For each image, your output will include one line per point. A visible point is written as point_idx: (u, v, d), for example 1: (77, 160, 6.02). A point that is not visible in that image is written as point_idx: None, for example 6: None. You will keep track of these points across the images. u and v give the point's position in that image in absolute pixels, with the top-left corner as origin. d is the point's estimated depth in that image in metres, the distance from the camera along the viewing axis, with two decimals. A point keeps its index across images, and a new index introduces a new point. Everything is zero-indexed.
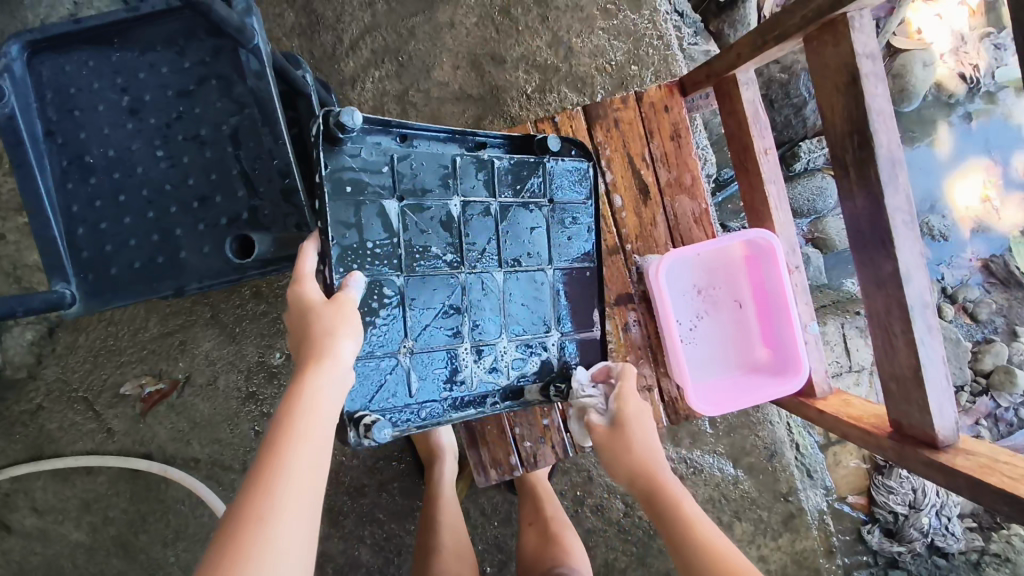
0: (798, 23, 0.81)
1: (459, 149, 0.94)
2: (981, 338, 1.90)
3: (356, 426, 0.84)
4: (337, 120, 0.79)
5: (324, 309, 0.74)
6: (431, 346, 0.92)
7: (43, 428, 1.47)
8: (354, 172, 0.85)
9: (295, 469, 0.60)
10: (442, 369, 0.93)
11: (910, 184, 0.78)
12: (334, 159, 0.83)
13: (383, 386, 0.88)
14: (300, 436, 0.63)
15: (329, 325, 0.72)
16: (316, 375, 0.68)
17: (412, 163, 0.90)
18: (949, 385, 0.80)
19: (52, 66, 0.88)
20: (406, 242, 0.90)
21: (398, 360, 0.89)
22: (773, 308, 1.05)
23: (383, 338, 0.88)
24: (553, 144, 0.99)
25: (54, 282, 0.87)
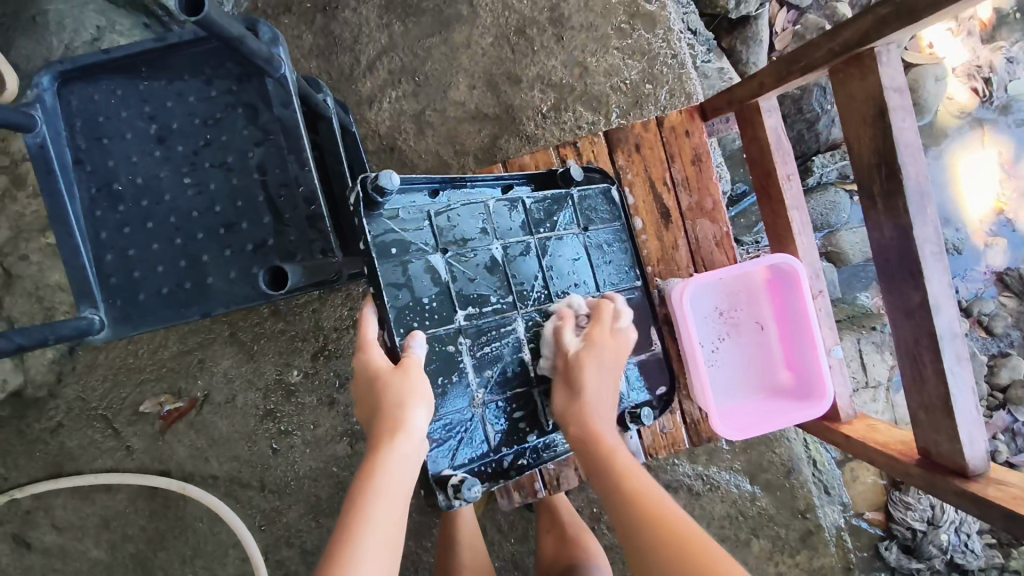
0: (824, 57, 0.81)
1: (489, 193, 0.99)
2: (997, 351, 1.89)
3: (444, 488, 0.92)
4: (373, 184, 0.84)
5: (393, 376, 0.80)
6: (501, 387, 0.98)
7: (63, 446, 1.48)
8: (395, 234, 0.90)
9: (373, 531, 0.68)
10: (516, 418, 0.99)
11: (938, 215, 0.78)
12: (376, 224, 0.89)
13: (464, 441, 0.95)
14: (380, 501, 0.71)
15: (400, 395, 0.79)
16: (392, 445, 0.76)
17: (450, 213, 0.95)
18: (980, 415, 0.80)
19: (81, 95, 0.90)
20: (458, 289, 0.95)
21: (473, 412, 0.95)
22: (796, 331, 1.05)
23: (455, 394, 0.94)
24: (576, 175, 1.05)
25: (83, 309, 0.88)
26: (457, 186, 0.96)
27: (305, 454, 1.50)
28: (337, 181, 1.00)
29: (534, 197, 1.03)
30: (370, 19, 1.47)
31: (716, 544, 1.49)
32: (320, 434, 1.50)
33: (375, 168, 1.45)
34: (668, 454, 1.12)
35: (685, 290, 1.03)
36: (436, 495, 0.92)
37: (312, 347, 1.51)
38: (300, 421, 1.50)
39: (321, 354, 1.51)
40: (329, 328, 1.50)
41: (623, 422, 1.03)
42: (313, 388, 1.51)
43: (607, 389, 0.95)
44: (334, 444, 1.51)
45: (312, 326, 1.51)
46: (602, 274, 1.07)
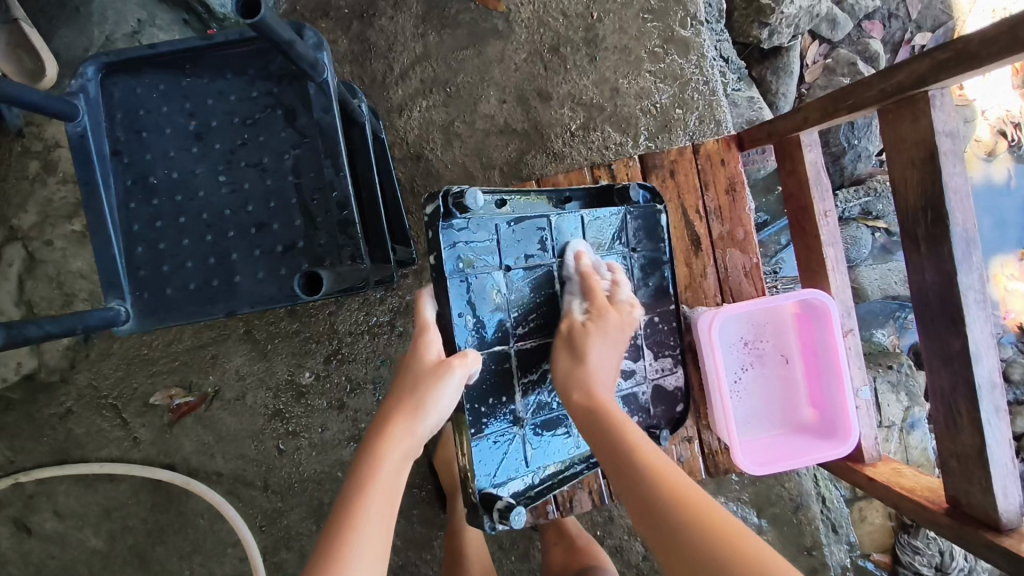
0: (875, 96, 0.81)
1: (551, 210, 1.00)
2: (1012, 398, 1.85)
3: (490, 512, 0.95)
4: (456, 198, 0.90)
5: (422, 383, 0.84)
6: (540, 407, 1.00)
7: (71, 433, 1.48)
8: (464, 247, 0.92)
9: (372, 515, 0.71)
10: (551, 440, 1.02)
11: (983, 261, 0.77)
12: (448, 236, 0.91)
13: (505, 460, 0.98)
14: (383, 487, 0.74)
15: (421, 400, 0.83)
16: (402, 440, 0.80)
17: (513, 228, 0.97)
18: (1015, 467, 0.79)
19: (123, 88, 0.90)
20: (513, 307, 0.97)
21: (515, 433, 0.98)
22: (823, 367, 1.04)
23: (497, 419, 0.97)
24: (640, 196, 1.08)
25: (109, 300, 0.88)
26: (522, 198, 0.98)
27: (311, 457, 1.50)
28: (366, 186, 1.00)
29: (589, 213, 1.04)
30: (406, 28, 1.48)
31: None
32: (327, 438, 1.49)
33: (401, 175, 1.46)
34: None
35: (714, 321, 1.02)
36: (481, 517, 0.95)
37: (326, 349, 1.50)
38: (308, 423, 1.50)
39: (335, 357, 1.50)
40: (344, 332, 1.50)
41: None
42: (324, 391, 1.50)
43: (609, 368, 0.91)
44: (341, 448, 1.50)
45: (327, 328, 1.50)
46: (639, 295, 1.08)
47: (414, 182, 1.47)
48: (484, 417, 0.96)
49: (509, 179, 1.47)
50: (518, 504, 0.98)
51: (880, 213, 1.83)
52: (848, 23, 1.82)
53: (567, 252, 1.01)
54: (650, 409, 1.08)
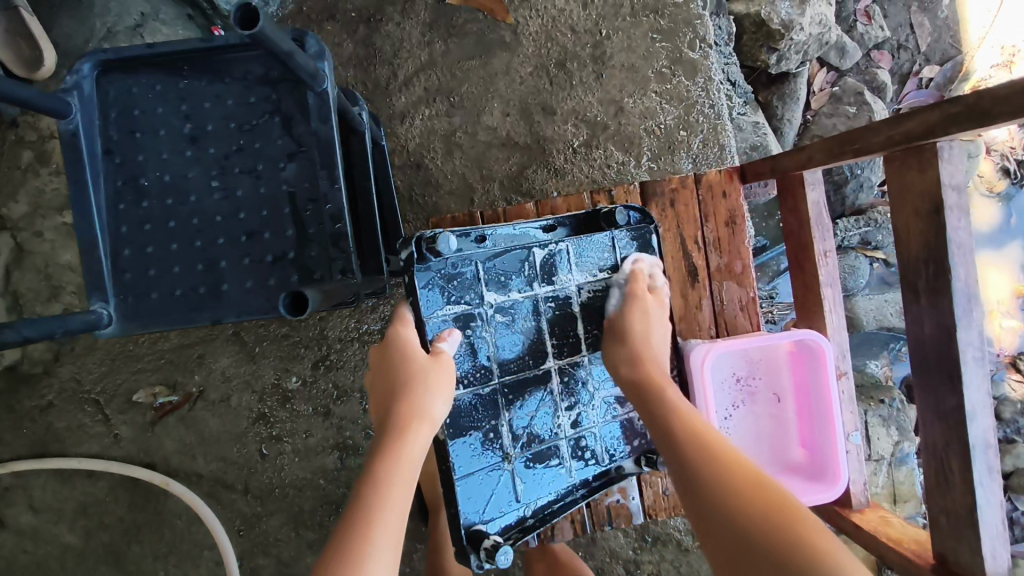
0: (882, 143, 0.79)
1: (536, 242, 0.98)
2: (1002, 437, 1.86)
3: (477, 550, 0.90)
4: (428, 244, 0.87)
5: (430, 368, 0.84)
6: (529, 439, 0.98)
7: (51, 426, 1.45)
8: (445, 292, 0.92)
9: (390, 509, 0.70)
10: (543, 472, 0.99)
11: (984, 319, 0.75)
12: (424, 278, 0.90)
13: (493, 495, 0.95)
14: (402, 478, 0.74)
15: (430, 384, 0.83)
16: (417, 430, 0.79)
17: (494, 261, 0.95)
18: (1005, 530, 0.77)
19: (119, 86, 0.89)
20: (495, 342, 0.96)
21: (503, 469, 0.96)
22: (815, 409, 1.02)
23: (483, 456, 0.95)
24: (622, 218, 1.03)
25: (93, 302, 0.86)
26: (504, 230, 0.94)
27: (294, 463, 1.47)
28: (362, 196, 1.00)
29: (579, 242, 1.02)
30: (412, 35, 1.46)
31: None
32: (311, 444, 1.47)
33: (399, 183, 1.45)
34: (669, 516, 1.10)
35: (707, 355, 1.02)
36: (467, 554, 0.91)
37: (314, 355, 1.48)
38: (292, 428, 1.48)
39: (322, 363, 1.48)
40: (333, 339, 1.48)
41: (640, 465, 1.05)
42: (310, 397, 1.48)
43: (663, 344, 1.00)
44: (325, 456, 1.48)
45: (317, 334, 1.48)
46: None
47: (412, 191, 1.46)
48: (471, 455, 0.94)
49: (509, 193, 1.46)
50: (506, 540, 0.94)
51: (879, 243, 1.82)
52: (857, 52, 1.82)
53: (559, 280, 1.01)
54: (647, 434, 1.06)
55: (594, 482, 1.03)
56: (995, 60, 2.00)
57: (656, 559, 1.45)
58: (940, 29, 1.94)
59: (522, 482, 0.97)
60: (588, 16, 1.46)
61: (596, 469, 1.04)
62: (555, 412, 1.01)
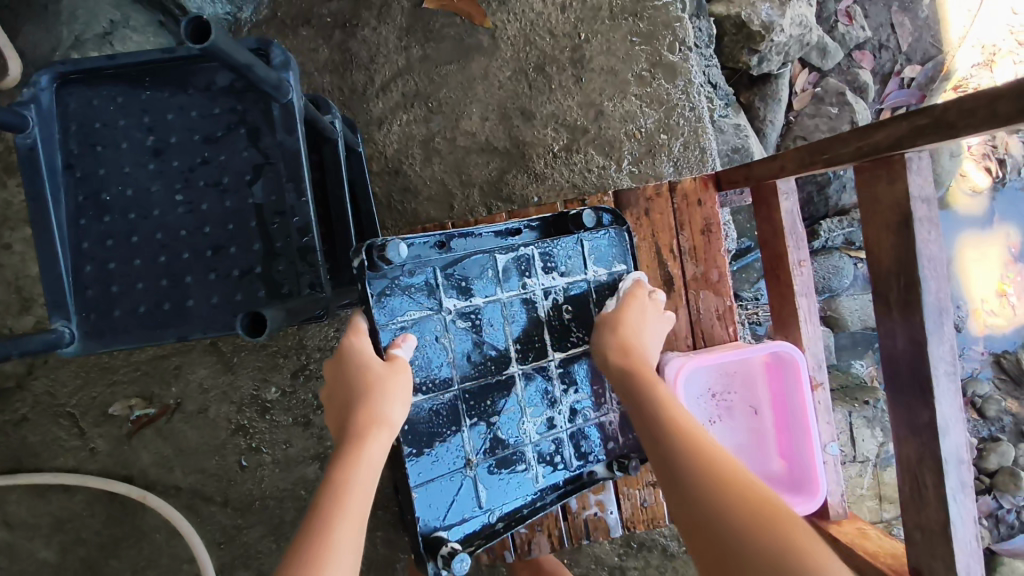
0: (851, 154, 0.78)
1: (500, 249, 0.97)
2: (987, 435, 1.88)
3: (435, 557, 0.89)
4: (379, 252, 0.84)
5: (387, 374, 0.81)
6: (492, 444, 0.96)
7: (25, 441, 1.42)
8: (400, 297, 0.90)
9: (347, 520, 0.68)
10: (509, 478, 0.97)
11: (955, 333, 0.75)
12: (378, 285, 0.89)
13: (454, 502, 0.93)
14: (359, 484, 0.72)
15: (387, 389, 0.80)
16: (375, 438, 0.77)
17: (453, 268, 0.94)
18: (979, 546, 0.77)
19: (79, 98, 0.86)
20: (454, 351, 0.94)
21: (465, 475, 0.94)
22: (793, 421, 1.02)
23: (442, 462, 0.93)
24: (588, 220, 1.03)
25: (54, 320, 0.84)
26: (464, 236, 0.93)
27: (274, 473, 1.46)
28: (335, 207, 0.98)
29: (546, 250, 1.01)
30: (389, 40, 1.44)
31: None
32: (291, 454, 1.45)
33: (378, 190, 1.44)
34: (646, 529, 1.09)
35: (682, 368, 1.01)
36: (426, 560, 0.89)
37: (293, 365, 1.46)
38: (272, 439, 1.46)
39: (301, 373, 1.46)
40: (312, 348, 1.46)
41: (612, 469, 1.03)
42: (289, 407, 1.46)
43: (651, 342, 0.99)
44: (304, 466, 1.46)
45: (295, 343, 1.46)
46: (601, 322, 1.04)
47: (390, 198, 1.44)
48: (431, 459, 0.92)
49: (489, 199, 1.45)
50: (469, 549, 0.93)
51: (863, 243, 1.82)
52: (839, 52, 1.81)
53: (527, 285, 0.99)
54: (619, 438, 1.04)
55: (564, 486, 1.02)
56: (976, 60, 2.01)
57: (642, 564, 1.45)
58: (920, 29, 1.94)
59: (483, 488, 0.95)
60: (567, 19, 1.45)
61: (565, 474, 1.02)
62: (520, 414, 0.98)
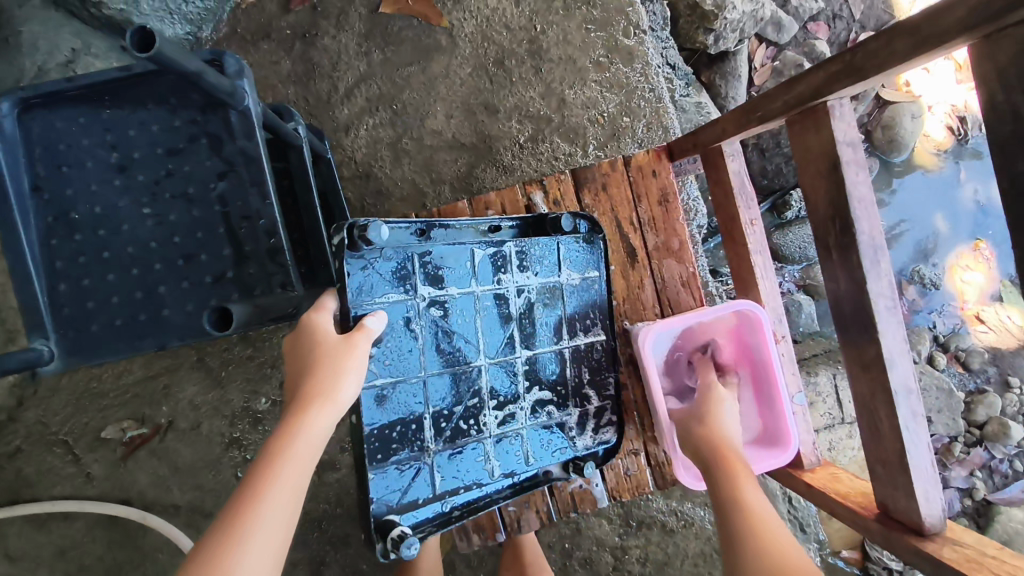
0: (781, 107, 0.83)
1: (478, 240, 0.99)
2: (974, 387, 1.92)
3: (385, 539, 0.87)
4: (361, 232, 0.85)
5: (342, 348, 0.78)
6: (451, 433, 0.96)
7: (20, 472, 1.43)
8: (374, 280, 0.90)
9: (278, 496, 0.65)
10: (465, 468, 0.97)
11: (892, 268, 0.78)
12: (356, 265, 0.88)
13: (410, 487, 0.93)
14: (295, 459, 0.69)
15: (340, 363, 0.76)
16: (322, 411, 0.73)
17: (430, 257, 0.95)
18: (936, 472, 0.80)
19: (42, 122, 0.88)
20: (424, 337, 0.95)
21: (423, 461, 0.94)
22: (762, 376, 1.07)
23: (400, 447, 0.92)
24: (567, 223, 1.05)
25: (33, 339, 0.86)
26: (445, 227, 0.95)
27: None
28: (304, 210, 1.01)
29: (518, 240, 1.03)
30: (349, 47, 1.47)
31: None
32: None
33: (350, 195, 1.46)
34: (631, 497, 1.12)
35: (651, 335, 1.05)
36: (374, 542, 0.87)
37: (281, 374, 1.48)
38: None
39: None
40: None
41: (567, 470, 1.05)
42: (280, 416, 1.48)
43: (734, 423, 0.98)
44: None
45: (282, 352, 1.48)
46: (569, 305, 1.07)
47: (363, 201, 1.46)
48: (392, 446, 0.91)
49: (460, 194, 1.47)
50: (419, 535, 0.91)
51: None
52: (794, 25, 1.85)
53: (502, 280, 1.01)
54: (580, 434, 1.07)
55: (520, 482, 1.02)
56: None
57: (642, 542, 1.46)
58: None
59: (440, 474, 0.95)
60: (522, 13, 1.47)
61: (523, 469, 1.02)
62: (481, 407, 0.99)
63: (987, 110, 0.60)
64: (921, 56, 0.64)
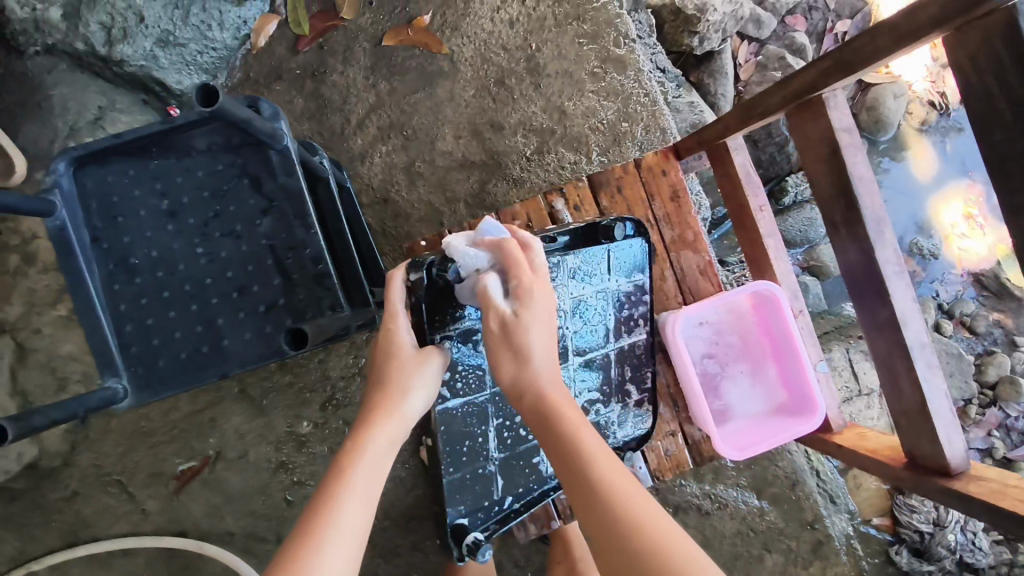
0: (779, 102, 0.91)
1: None
2: (982, 350, 1.98)
3: (459, 544, 1.03)
4: (440, 269, 0.92)
5: (407, 367, 0.85)
6: (512, 443, 1.07)
7: (79, 514, 1.49)
8: (445, 310, 0.97)
9: (355, 503, 0.72)
10: (525, 470, 1.09)
11: (895, 237, 0.86)
12: (431, 297, 0.95)
13: (479, 494, 1.06)
14: (364, 470, 0.76)
15: (405, 383, 0.84)
16: (387, 428, 0.81)
17: None
18: (955, 418, 0.86)
19: (95, 177, 0.94)
20: (490, 359, 1.02)
21: (490, 470, 1.06)
22: (785, 349, 1.16)
23: (469, 462, 1.03)
24: (623, 231, 1.07)
25: (106, 379, 0.92)
26: None
27: None
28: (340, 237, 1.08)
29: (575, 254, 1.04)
30: (357, 80, 1.54)
31: (730, 562, 1.52)
32: None
33: (370, 220, 1.53)
34: (673, 475, 1.19)
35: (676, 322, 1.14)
36: (450, 545, 1.03)
37: (320, 397, 1.54)
38: (312, 470, 1.53)
39: (330, 404, 1.55)
40: (336, 378, 1.54)
41: None
42: (324, 437, 1.54)
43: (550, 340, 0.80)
44: None
45: (319, 376, 1.55)
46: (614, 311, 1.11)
47: (384, 225, 1.54)
48: (467, 458, 1.03)
49: (475, 210, 1.55)
50: (486, 537, 1.06)
51: None
52: (772, 21, 1.94)
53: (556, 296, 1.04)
54: (620, 428, 1.15)
55: None
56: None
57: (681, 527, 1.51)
58: None
59: (502, 481, 1.07)
60: (517, 33, 1.55)
61: None
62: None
63: (964, 89, 0.67)
64: (901, 49, 0.71)
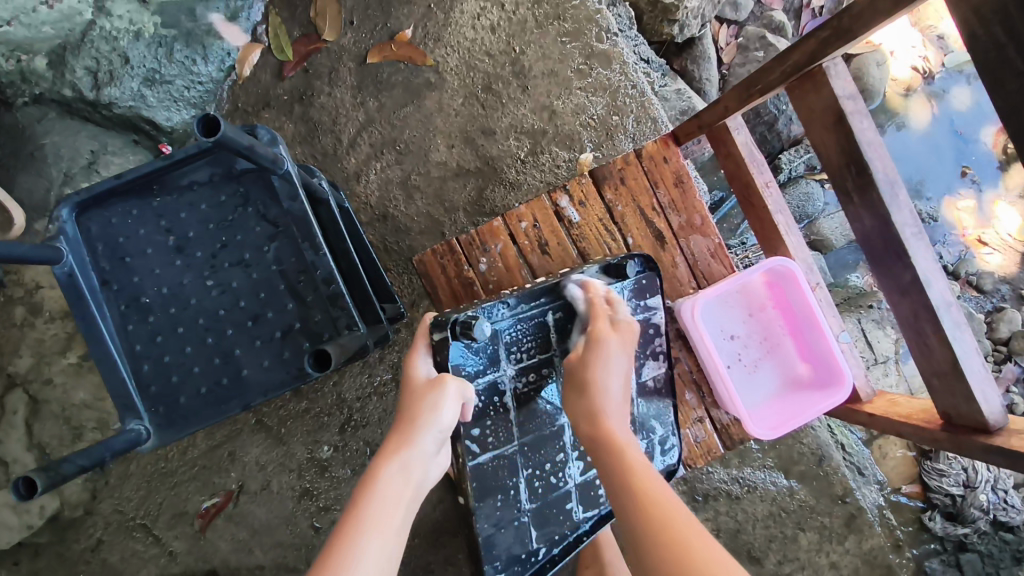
0: (780, 77, 0.92)
1: (554, 305, 1.04)
2: (992, 307, 1.98)
3: None
4: (463, 325, 0.95)
5: (416, 397, 0.90)
6: (544, 490, 1.05)
7: (106, 562, 1.47)
8: (468, 361, 0.98)
9: (370, 528, 0.76)
10: (559, 515, 1.06)
11: (910, 199, 0.87)
12: (457, 351, 0.97)
13: (514, 546, 1.03)
14: (380, 500, 0.81)
15: (415, 412, 0.89)
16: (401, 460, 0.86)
17: (516, 328, 1.02)
18: (989, 373, 0.86)
19: (100, 221, 0.94)
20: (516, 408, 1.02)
21: (523, 520, 1.04)
22: (804, 325, 1.17)
23: (504, 515, 1.02)
24: (634, 268, 1.11)
25: (129, 421, 0.92)
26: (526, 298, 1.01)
27: None
28: None
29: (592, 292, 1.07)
30: (345, 100, 1.54)
31: (765, 545, 1.51)
32: None
33: (372, 239, 1.53)
34: (705, 461, 1.18)
35: (694, 308, 1.13)
36: None
37: (338, 420, 1.53)
38: (336, 495, 1.51)
39: (348, 426, 1.53)
40: (352, 400, 1.53)
41: None
42: (345, 459, 1.52)
43: (619, 385, 0.96)
44: None
45: (335, 399, 1.53)
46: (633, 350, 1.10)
47: (386, 242, 1.54)
48: (498, 508, 1.02)
49: (475, 218, 1.54)
50: None
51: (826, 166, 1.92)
52: (749, 2, 1.95)
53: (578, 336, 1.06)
54: (652, 462, 1.12)
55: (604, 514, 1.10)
56: None
57: (712, 514, 1.51)
58: None
59: (537, 532, 1.05)
60: (499, 38, 1.55)
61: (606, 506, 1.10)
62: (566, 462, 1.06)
63: (970, 45, 0.69)
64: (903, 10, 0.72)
